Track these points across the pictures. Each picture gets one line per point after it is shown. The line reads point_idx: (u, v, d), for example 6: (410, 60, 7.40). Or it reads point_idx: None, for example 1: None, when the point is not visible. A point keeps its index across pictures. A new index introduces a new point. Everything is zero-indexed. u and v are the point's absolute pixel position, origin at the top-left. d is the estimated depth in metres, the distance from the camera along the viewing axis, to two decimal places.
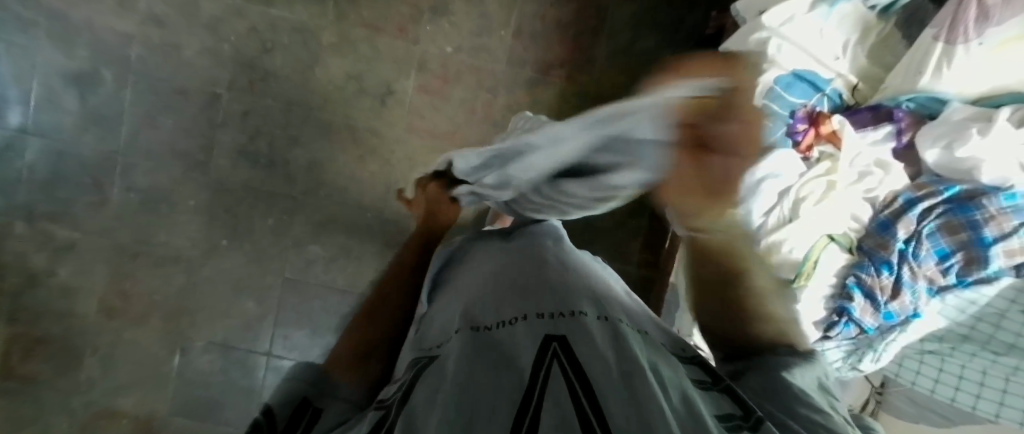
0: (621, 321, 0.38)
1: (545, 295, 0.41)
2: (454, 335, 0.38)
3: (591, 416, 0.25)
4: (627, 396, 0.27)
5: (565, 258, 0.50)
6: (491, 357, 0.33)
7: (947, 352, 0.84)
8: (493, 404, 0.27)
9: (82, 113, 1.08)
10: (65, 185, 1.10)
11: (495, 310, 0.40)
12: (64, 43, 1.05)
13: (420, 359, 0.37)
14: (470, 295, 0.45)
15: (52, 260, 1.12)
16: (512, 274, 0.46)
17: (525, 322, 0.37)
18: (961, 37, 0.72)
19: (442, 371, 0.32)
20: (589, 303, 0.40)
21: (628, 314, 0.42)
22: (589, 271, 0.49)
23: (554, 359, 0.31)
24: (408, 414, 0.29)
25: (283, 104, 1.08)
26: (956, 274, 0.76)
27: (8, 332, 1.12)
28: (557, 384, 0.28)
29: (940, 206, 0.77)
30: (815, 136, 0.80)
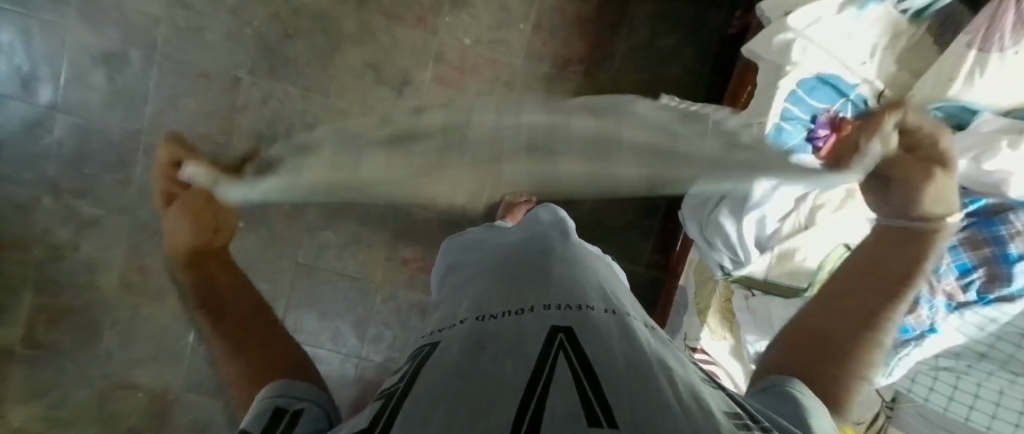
0: (628, 316, 0.38)
1: (553, 286, 0.41)
2: (459, 324, 0.38)
3: (597, 407, 0.25)
4: (634, 390, 0.27)
5: (572, 251, 0.50)
6: (496, 348, 0.33)
7: (963, 370, 0.83)
8: (497, 393, 0.27)
9: (108, 92, 1.11)
10: (91, 162, 1.13)
11: (499, 300, 0.40)
12: (94, 24, 1.08)
13: (425, 347, 0.38)
14: (477, 285, 0.46)
15: (76, 234, 1.15)
16: (518, 264, 0.46)
17: (531, 313, 0.37)
18: (996, 44, 0.71)
19: (448, 361, 0.33)
20: (597, 297, 0.40)
21: (635, 310, 0.42)
22: (593, 263, 0.49)
23: (560, 351, 0.31)
24: (414, 401, 0.29)
25: (301, 90, 1.10)
26: (977, 290, 0.74)
27: (33, 301, 1.16)
28: (563, 376, 0.28)
29: (965, 219, 0.75)
30: None
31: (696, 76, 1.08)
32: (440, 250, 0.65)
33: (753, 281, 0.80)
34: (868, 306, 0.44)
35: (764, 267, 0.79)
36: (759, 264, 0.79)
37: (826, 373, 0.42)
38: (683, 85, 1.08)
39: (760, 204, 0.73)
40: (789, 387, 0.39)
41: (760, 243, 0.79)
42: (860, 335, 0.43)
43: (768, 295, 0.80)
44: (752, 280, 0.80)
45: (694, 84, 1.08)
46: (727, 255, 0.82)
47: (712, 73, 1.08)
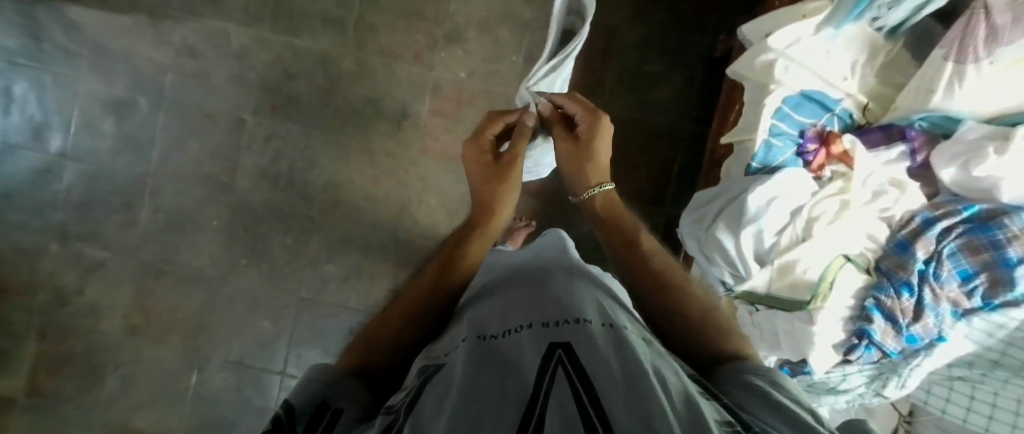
0: (626, 329, 0.38)
1: (551, 302, 0.41)
2: (460, 344, 0.38)
3: (598, 426, 0.25)
4: (631, 405, 0.27)
5: (569, 268, 0.50)
6: (497, 367, 0.33)
7: (977, 378, 0.81)
8: (498, 411, 0.28)
9: (117, 138, 1.14)
10: (98, 206, 1.15)
11: (499, 321, 0.41)
12: (105, 74, 1.12)
13: (429, 367, 0.38)
14: (477, 307, 0.46)
15: (81, 278, 1.16)
16: (516, 284, 0.47)
17: (530, 330, 0.37)
18: (971, 56, 0.73)
19: (449, 379, 0.33)
20: (594, 311, 0.40)
21: (634, 324, 0.42)
22: (593, 281, 0.49)
23: (559, 366, 0.31)
24: (417, 419, 0.29)
25: (303, 128, 1.13)
26: (981, 296, 0.74)
27: (36, 347, 1.16)
28: (561, 391, 0.28)
29: (960, 225, 0.75)
30: (826, 156, 0.81)
31: (685, 97, 1.11)
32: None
33: (756, 297, 0.80)
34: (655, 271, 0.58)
35: (765, 281, 0.78)
36: (761, 278, 0.78)
37: (699, 327, 0.51)
38: (671, 108, 1.11)
39: (757, 216, 0.76)
40: (754, 374, 0.40)
41: (760, 257, 0.78)
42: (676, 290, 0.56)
43: (772, 309, 0.79)
44: (755, 295, 0.79)
45: (683, 107, 1.11)
46: (727, 271, 0.81)
47: (701, 94, 1.11)
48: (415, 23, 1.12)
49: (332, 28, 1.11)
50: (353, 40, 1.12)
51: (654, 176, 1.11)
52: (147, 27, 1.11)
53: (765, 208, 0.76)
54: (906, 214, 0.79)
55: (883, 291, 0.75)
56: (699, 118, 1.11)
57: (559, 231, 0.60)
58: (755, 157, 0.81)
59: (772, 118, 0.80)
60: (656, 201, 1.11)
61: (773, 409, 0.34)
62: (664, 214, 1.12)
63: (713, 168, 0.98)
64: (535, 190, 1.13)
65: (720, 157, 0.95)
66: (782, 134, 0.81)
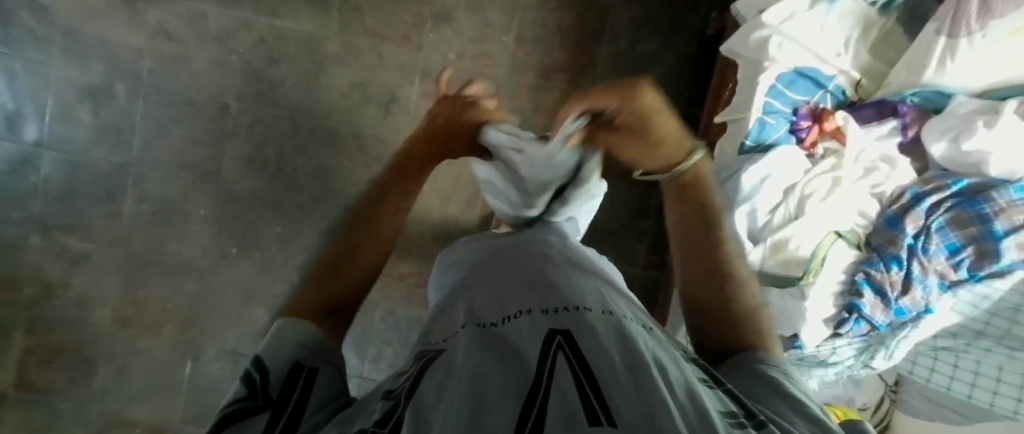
0: (625, 317, 0.38)
1: (551, 290, 0.41)
2: (459, 330, 0.38)
3: (597, 408, 0.25)
4: (632, 392, 0.27)
5: (568, 258, 0.50)
6: (496, 352, 0.33)
7: (962, 348, 0.83)
8: (498, 395, 0.28)
9: (95, 126, 1.10)
10: (79, 197, 1.12)
11: (498, 307, 0.40)
12: (78, 59, 1.08)
13: (428, 353, 0.38)
14: (475, 292, 0.46)
15: (66, 271, 1.14)
16: (516, 270, 0.47)
17: (529, 317, 0.37)
18: (964, 30, 0.73)
19: (449, 365, 0.33)
20: (594, 299, 0.40)
21: (633, 312, 0.42)
22: (591, 269, 0.49)
23: (559, 353, 0.31)
24: (418, 403, 0.29)
25: (290, 113, 1.10)
26: (968, 268, 0.76)
27: (24, 341, 1.14)
28: (562, 377, 0.29)
29: (949, 199, 0.76)
30: (819, 133, 0.81)
31: (679, 76, 1.10)
32: (437, 261, 0.65)
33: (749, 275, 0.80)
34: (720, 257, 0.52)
35: (759, 259, 0.79)
36: (754, 256, 0.79)
37: (749, 329, 0.47)
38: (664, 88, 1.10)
39: (749, 196, 0.78)
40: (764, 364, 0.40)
41: (753, 235, 0.80)
42: (737, 285, 0.50)
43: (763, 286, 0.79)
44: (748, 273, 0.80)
45: (676, 87, 1.10)
46: None
47: (694, 73, 1.10)
48: (402, 3, 1.08)
49: (316, 8, 1.08)
50: (339, 20, 1.08)
51: None
52: (121, 9, 1.06)
53: (758, 187, 0.78)
54: (895, 192, 0.80)
55: (870, 266, 0.77)
56: (692, 98, 1.10)
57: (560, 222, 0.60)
58: (750, 135, 0.81)
59: (767, 95, 0.80)
60: (649, 182, 1.11)
61: (783, 395, 0.35)
62: (657, 195, 1.12)
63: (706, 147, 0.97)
64: None
65: (713, 136, 0.94)
66: (777, 112, 0.81)
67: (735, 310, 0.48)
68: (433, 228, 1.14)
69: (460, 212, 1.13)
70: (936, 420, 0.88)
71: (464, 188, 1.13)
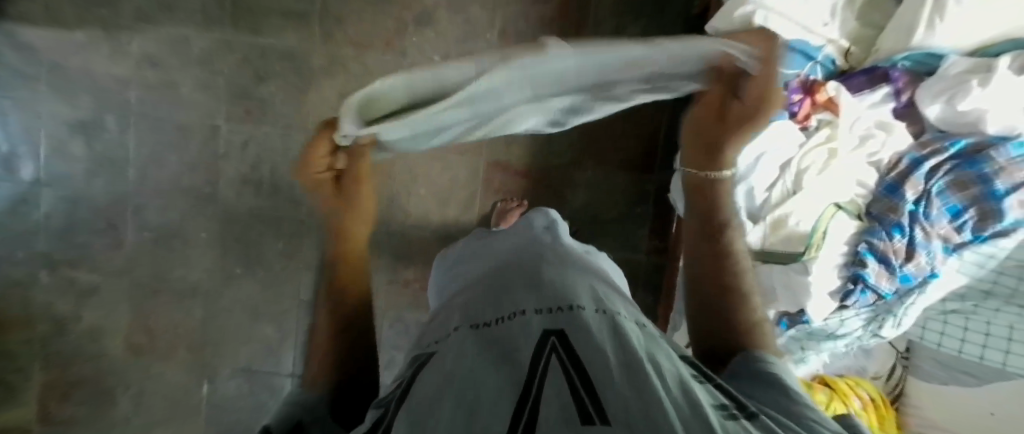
0: (618, 314, 0.38)
1: (544, 289, 0.41)
2: (453, 333, 0.38)
3: (588, 403, 0.25)
4: (624, 389, 0.27)
5: (562, 255, 0.50)
6: (489, 354, 0.33)
7: (970, 310, 0.83)
8: (491, 396, 0.28)
9: (89, 160, 1.11)
10: (81, 231, 1.13)
11: (491, 309, 0.40)
12: (66, 94, 1.08)
13: (420, 356, 0.38)
14: (468, 295, 0.46)
15: (76, 305, 1.15)
16: (510, 272, 0.47)
17: (523, 317, 0.37)
18: None
19: (442, 369, 0.33)
20: (588, 298, 0.40)
21: (627, 309, 0.42)
22: (584, 265, 0.49)
23: (552, 354, 0.31)
24: (410, 408, 0.29)
25: (280, 130, 1.10)
26: (971, 230, 0.75)
27: (42, 377, 1.16)
28: (554, 377, 0.29)
29: (948, 162, 0.75)
30: (812, 105, 0.80)
31: None
32: (433, 267, 0.65)
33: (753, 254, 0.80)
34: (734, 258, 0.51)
35: (760, 238, 0.78)
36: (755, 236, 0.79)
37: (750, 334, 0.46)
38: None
39: (746, 174, 0.78)
40: (763, 360, 0.40)
41: (752, 215, 0.79)
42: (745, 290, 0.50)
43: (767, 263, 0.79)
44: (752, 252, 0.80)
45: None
46: None
47: None
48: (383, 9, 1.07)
49: (297, 22, 1.07)
50: (321, 32, 1.08)
51: (643, 144, 1.10)
52: (103, 40, 1.06)
53: (754, 165, 0.78)
54: (890, 157, 0.79)
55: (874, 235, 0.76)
56: None
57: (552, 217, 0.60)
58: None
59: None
60: (645, 169, 1.10)
61: (778, 388, 0.36)
62: (654, 181, 1.11)
63: None
64: (523, 170, 1.12)
65: None
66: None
67: (740, 308, 0.48)
68: (434, 232, 1.14)
69: (459, 214, 1.13)
70: (948, 383, 0.89)
71: (461, 189, 1.12)
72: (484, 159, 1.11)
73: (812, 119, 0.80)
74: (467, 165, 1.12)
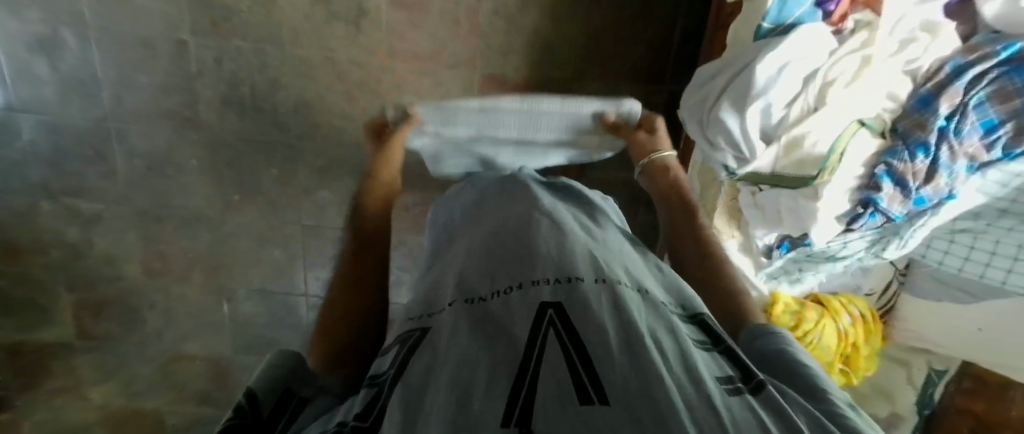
0: (620, 283, 0.37)
1: (541, 258, 0.40)
2: (447, 308, 0.37)
3: (588, 386, 0.25)
4: (627, 366, 0.27)
5: (558, 216, 0.47)
6: (488, 333, 0.32)
7: (981, 229, 0.81)
8: (490, 382, 0.27)
9: (58, 83, 1.04)
10: (70, 159, 1.10)
11: (487, 280, 0.39)
12: (11, 7, 0.97)
13: (413, 332, 0.37)
14: (463, 258, 0.44)
15: (86, 233, 1.17)
16: (507, 233, 0.45)
17: (520, 291, 0.36)
18: None
19: (441, 347, 0.32)
20: (586, 265, 0.38)
21: (629, 270, 0.41)
22: (582, 227, 0.46)
23: (551, 332, 0.31)
24: (405, 389, 0.29)
25: (253, 44, 1.00)
26: (1002, 147, 0.69)
27: (73, 298, 1.23)
28: (553, 357, 0.28)
29: (994, 70, 0.67)
30: (850, 3, 0.70)
31: None
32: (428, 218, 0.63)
33: (760, 177, 0.76)
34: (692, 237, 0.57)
35: (770, 161, 0.74)
36: (766, 158, 0.74)
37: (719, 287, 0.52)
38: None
39: (766, 89, 0.69)
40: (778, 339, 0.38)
41: (766, 134, 0.73)
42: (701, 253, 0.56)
43: (776, 188, 0.76)
44: (759, 175, 0.76)
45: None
46: (730, 154, 0.77)
47: None
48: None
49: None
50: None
51: (654, 51, 0.99)
52: None
53: (775, 78, 0.69)
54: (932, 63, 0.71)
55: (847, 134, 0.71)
56: None
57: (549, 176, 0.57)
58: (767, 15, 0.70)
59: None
60: (655, 79, 1.01)
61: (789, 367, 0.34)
62: (665, 92, 1.02)
63: (720, 30, 0.87)
64: (521, 83, 1.03)
65: (729, 15, 0.83)
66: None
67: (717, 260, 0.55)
68: None
69: None
70: (943, 300, 0.91)
71: None
72: (479, 72, 1.02)
73: (847, 24, 0.71)
74: (460, 81, 1.03)
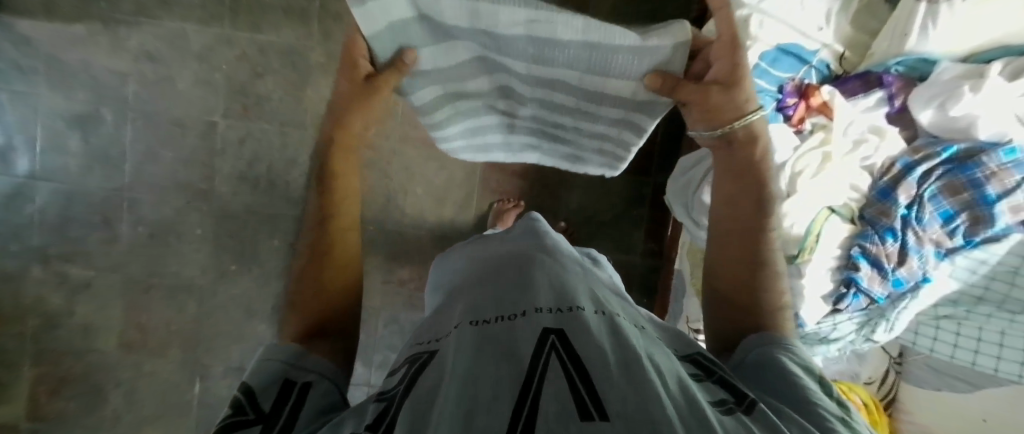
0: (618, 315, 0.38)
1: (542, 291, 0.41)
2: (454, 330, 0.37)
3: (587, 402, 0.25)
4: (627, 385, 0.27)
5: (562, 259, 0.49)
6: (491, 347, 0.32)
7: (963, 316, 0.83)
8: (494, 394, 0.27)
9: (85, 154, 1.11)
10: (76, 224, 1.13)
11: (493, 304, 0.40)
12: (63, 88, 1.08)
13: (421, 354, 0.37)
14: (468, 293, 0.46)
15: (69, 300, 1.15)
16: (507, 271, 0.46)
17: (524, 317, 0.36)
18: None
19: (446, 365, 0.32)
20: (586, 300, 0.40)
21: (625, 310, 0.42)
22: (582, 271, 0.48)
23: (551, 351, 0.31)
24: (413, 404, 0.29)
25: (277, 126, 1.10)
26: (963, 235, 0.75)
27: (33, 372, 1.15)
28: (553, 375, 0.28)
29: (939, 167, 0.76)
30: (806, 109, 0.81)
31: None
32: (432, 266, 0.66)
33: None
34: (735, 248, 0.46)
35: None
36: None
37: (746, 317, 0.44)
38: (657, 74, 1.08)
39: None
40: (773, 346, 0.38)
41: None
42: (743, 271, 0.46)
43: None
44: None
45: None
46: None
47: None
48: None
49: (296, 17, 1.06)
50: (320, 28, 1.07)
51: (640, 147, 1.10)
52: (101, 34, 1.06)
53: None
54: (885, 160, 0.79)
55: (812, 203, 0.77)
56: None
57: (541, 221, 0.60)
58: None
59: (755, 77, 0.80)
60: (642, 171, 1.11)
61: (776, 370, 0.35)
62: (651, 182, 1.11)
63: None
64: (519, 170, 1.12)
65: None
66: (764, 92, 0.81)
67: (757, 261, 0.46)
68: (430, 232, 1.14)
69: (456, 214, 1.13)
70: (942, 389, 0.89)
71: (458, 189, 1.12)
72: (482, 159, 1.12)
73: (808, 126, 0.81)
74: (463, 165, 1.11)
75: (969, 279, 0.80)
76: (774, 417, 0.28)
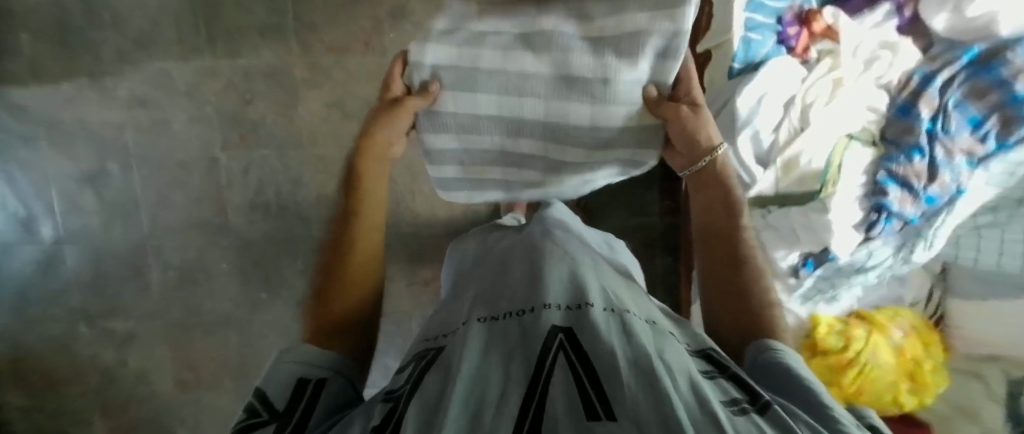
0: (630, 312, 0.37)
1: (552, 285, 0.40)
2: (465, 326, 0.37)
3: (594, 401, 0.25)
4: (637, 385, 0.26)
5: (574, 251, 0.48)
6: (500, 347, 0.33)
7: (1004, 222, 0.82)
8: (500, 394, 0.27)
9: (102, 210, 1.13)
10: (111, 279, 1.16)
11: (506, 301, 0.40)
12: (66, 148, 1.10)
13: (430, 351, 0.37)
14: (478, 287, 0.45)
15: (119, 352, 1.20)
16: (515, 265, 0.46)
17: (533, 313, 0.36)
18: None
19: (454, 359, 0.32)
20: (598, 295, 0.39)
21: (638, 305, 0.41)
22: (593, 261, 0.47)
23: (559, 353, 0.30)
24: (422, 396, 0.29)
25: (276, 150, 1.11)
26: (996, 139, 0.71)
27: (105, 423, 1.22)
28: (558, 379, 0.27)
29: (961, 73, 0.72)
30: (809, 36, 0.76)
31: None
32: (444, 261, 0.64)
33: (765, 200, 0.78)
34: (728, 251, 0.46)
35: (771, 183, 0.76)
36: (766, 182, 0.76)
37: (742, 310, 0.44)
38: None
39: (749, 119, 0.73)
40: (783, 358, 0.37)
41: (761, 159, 0.76)
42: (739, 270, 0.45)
43: (783, 208, 0.77)
44: (763, 199, 0.78)
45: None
46: None
47: None
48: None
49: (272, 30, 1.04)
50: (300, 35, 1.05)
51: None
52: (88, 89, 1.07)
53: (756, 108, 0.73)
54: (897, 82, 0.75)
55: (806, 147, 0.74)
56: None
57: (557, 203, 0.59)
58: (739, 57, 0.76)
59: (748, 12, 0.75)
60: None
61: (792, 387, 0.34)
62: None
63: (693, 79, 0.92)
64: None
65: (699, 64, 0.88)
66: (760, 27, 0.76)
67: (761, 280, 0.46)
68: (445, 229, 1.14)
69: (469, 207, 1.12)
70: (987, 296, 0.87)
71: None
72: None
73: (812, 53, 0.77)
74: None
75: (1007, 180, 0.76)
76: (791, 419, 0.27)
